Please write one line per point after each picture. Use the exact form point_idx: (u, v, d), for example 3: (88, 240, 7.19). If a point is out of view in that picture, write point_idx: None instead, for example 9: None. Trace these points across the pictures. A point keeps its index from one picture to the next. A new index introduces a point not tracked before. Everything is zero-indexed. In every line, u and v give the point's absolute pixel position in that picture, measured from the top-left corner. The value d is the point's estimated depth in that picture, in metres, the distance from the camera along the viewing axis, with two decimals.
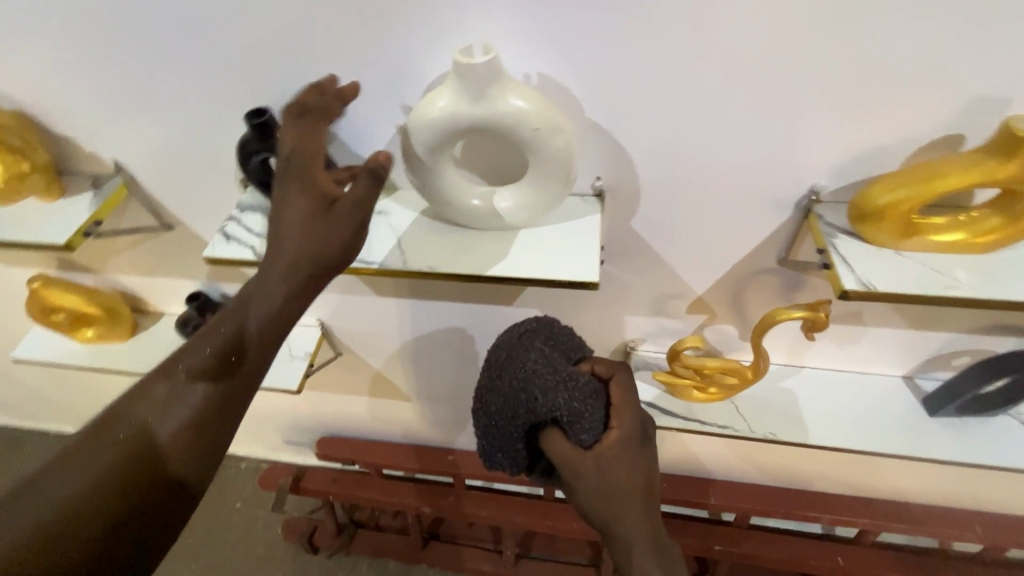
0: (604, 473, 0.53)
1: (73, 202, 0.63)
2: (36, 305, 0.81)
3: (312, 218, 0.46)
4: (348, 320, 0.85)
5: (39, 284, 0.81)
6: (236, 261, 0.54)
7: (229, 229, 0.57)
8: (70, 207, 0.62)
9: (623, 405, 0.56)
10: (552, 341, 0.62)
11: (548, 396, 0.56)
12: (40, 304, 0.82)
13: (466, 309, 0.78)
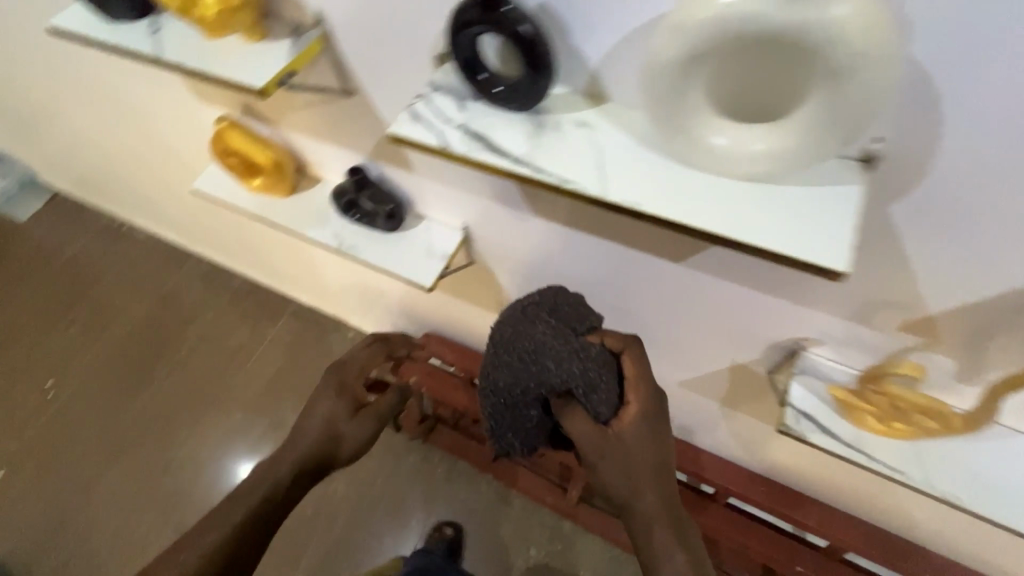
0: (627, 447, 0.58)
1: (273, 50, 0.61)
2: (218, 146, 0.86)
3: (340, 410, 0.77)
4: (492, 231, 0.81)
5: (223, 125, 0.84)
6: (419, 145, 0.49)
7: (417, 108, 0.51)
8: (269, 52, 0.61)
9: (637, 378, 0.60)
10: (556, 311, 0.62)
11: (560, 367, 0.57)
12: (219, 144, 0.86)
13: (621, 255, 0.70)
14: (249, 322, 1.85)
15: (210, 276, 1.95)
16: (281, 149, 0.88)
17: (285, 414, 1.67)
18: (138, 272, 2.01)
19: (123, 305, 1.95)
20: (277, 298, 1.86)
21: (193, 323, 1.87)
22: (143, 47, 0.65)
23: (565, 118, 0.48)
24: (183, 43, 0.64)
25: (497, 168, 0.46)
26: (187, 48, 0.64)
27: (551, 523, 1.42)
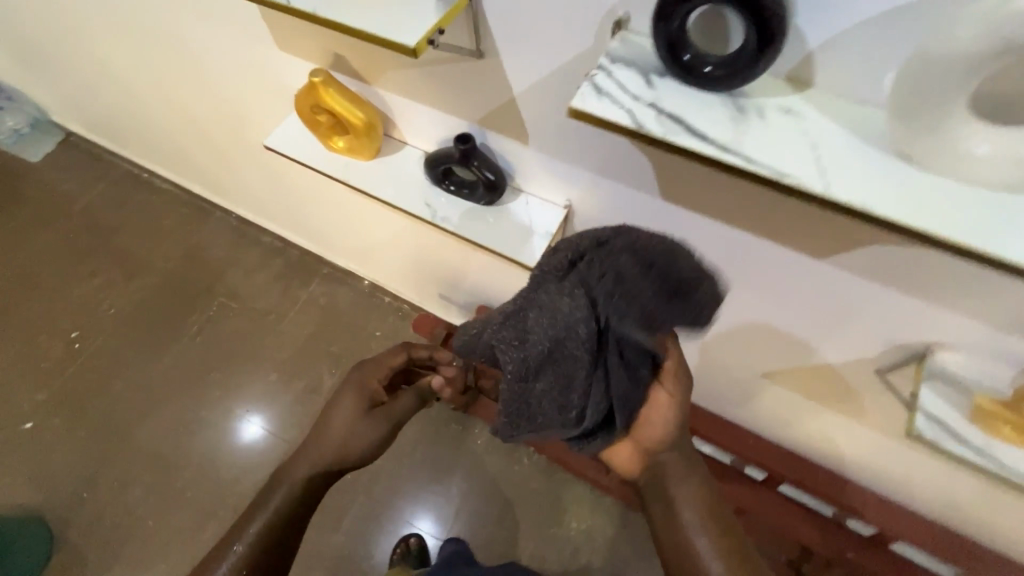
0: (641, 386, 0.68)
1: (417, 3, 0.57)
2: (309, 100, 0.81)
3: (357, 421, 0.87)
4: (598, 211, 0.77)
5: (319, 80, 0.78)
6: (606, 122, 0.46)
7: (599, 81, 0.47)
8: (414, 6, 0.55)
9: None
10: None
11: None
12: (312, 99, 0.80)
13: (750, 246, 0.67)
14: (281, 283, 1.80)
15: (239, 233, 1.90)
16: (372, 108, 0.83)
17: (321, 379, 1.65)
18: (162, 225, 1.94)
19: (147, 258, 1.88)
20: (310, 259, 1.82)
21: (221, 281, 1.82)
22: None
23: (768, 104, 0.45)
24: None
25: (700, 155, 0.43)
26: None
27: (590, 497, 1.44)
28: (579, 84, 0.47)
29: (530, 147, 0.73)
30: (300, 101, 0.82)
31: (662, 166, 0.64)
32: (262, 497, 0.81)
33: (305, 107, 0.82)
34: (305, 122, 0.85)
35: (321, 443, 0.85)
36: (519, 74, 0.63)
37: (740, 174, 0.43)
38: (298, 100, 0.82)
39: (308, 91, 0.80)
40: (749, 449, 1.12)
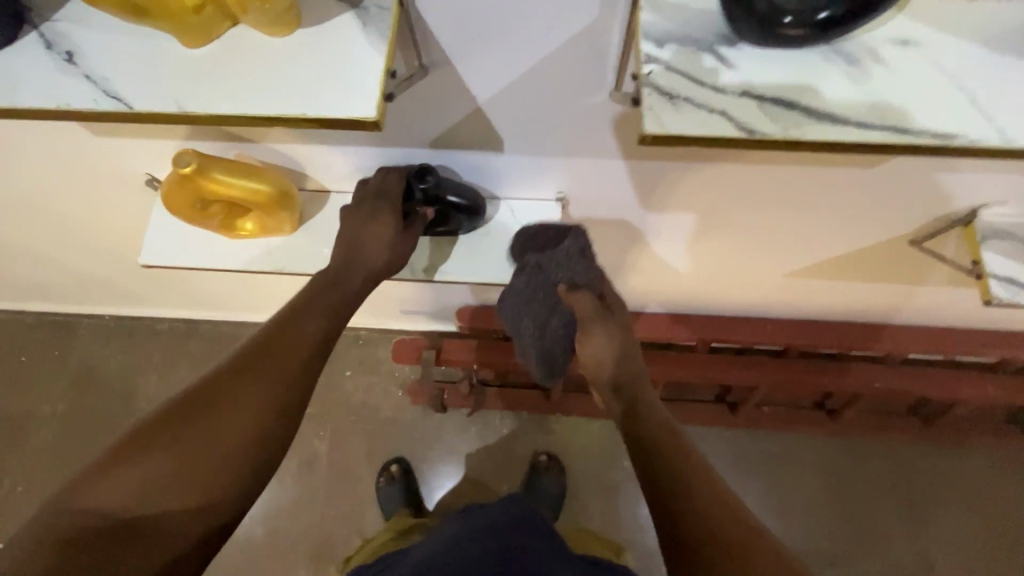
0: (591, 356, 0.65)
1: (330, 31, 0.36)
2: (185, 195, 0.57)
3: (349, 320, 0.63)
4: (600, 192, 0.66)
5: (190, 169, 0.54)
6: (702, 135, 0.32)
7: (662, 80, 0.33)
8: (332, 47, 0.36)
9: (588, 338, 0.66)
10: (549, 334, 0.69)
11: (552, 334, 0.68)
12: (191, 193, 0.57)
13: (786, 182, 0.61)
14: (210, 366, 1.53)
15: (127, 333, 1.56)
16: (272, 171, 0.61)
17: (311, 447, 1.46)
18: (21, 362, 1.54)
19: (25, 408, 1.51)
20: (229, 327, 1.54)
21: (137, 394, 1.52)
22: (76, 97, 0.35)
23: (878, 38, 0.34)
24: (132, 66, 0.36)
25: (841, 142, 0.32)
26: (151, 74, 0.36)
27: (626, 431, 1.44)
28: (639, 97, 0.33)
29: (508, 152, 0.58)
30: (171, 196, 0.58)
31: None
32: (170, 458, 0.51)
33: (182, 203, 0.58)
34: (186, 219, 0.61)
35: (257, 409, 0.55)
36: (483, 74, 0.47)
37: (899, 149, 0.32)
38: (168, 197, 0.58)
39: (186, 184, 0.56)
40: (770, 334, 1.15)
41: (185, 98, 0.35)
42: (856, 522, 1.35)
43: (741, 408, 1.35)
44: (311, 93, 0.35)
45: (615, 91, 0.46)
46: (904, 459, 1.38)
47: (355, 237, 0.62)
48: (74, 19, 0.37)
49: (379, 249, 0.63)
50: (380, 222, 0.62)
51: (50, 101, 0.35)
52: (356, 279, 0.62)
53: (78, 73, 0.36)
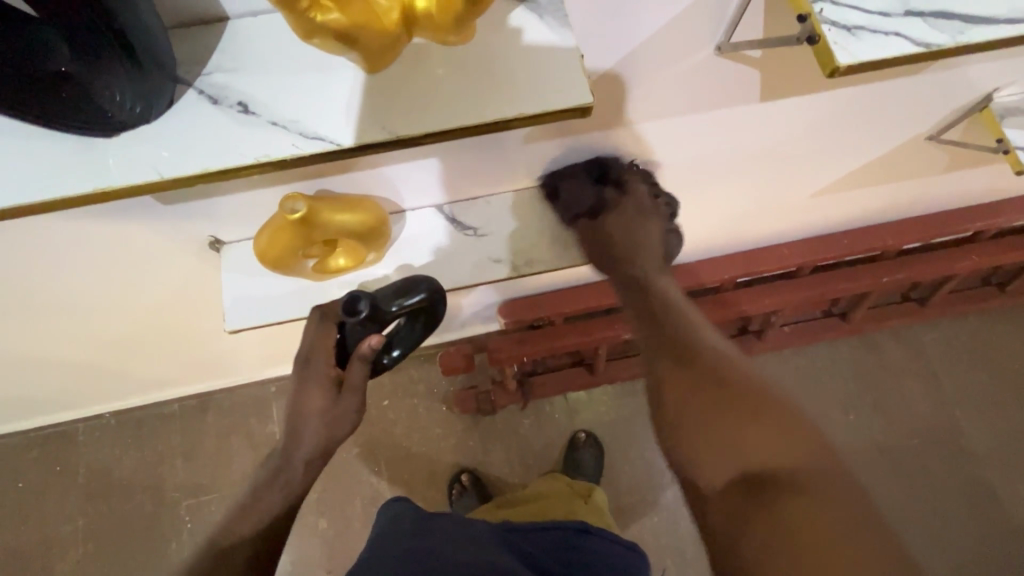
0: (635, 229, 0.70)
1: (499, 28, 0.41)
2: (293, 242, 0.54)
3: (333, 409, 0.64)
4: (670, 150, 0.69)
5: (303, 212, 0.52)
6: (885, 57, 0.35)
7: (834, 15, 0.36)
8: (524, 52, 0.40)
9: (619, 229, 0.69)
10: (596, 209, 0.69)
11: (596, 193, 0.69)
12: (301, 238, 0.54)
13: (835, 103, 0.67)
14: (237, 434, 1.44)
15: (133, 425, 1.44)
16: (364, 197, 0.61)
17: (369, 485, 1.41)
18: (19, 488, 1.40)
19: (42, 536, 1.37)
20: (246, 388, 1.45)
21: (164, 484, 1.41)
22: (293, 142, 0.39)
23: None
24: (315, 106, 0.39)
25: (999, 41, 0.36)
26: (350, 108, 0.40)
27: None
28: (823, 34, 0.36)
29: (597, 129, 0.61)
30: (267, 249, 0.55)
31: (774, 65, 0.55)
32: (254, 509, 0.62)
33: (280, 254, 0.55)
34: (281, 270, 0.58)
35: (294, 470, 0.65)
36: (600, 50, 0.48)
37: None
38: (265, 250, 0.55)
39: (287, 233, 0.53)
40: (789, 257, 1.22)
41: (393, 124, 0.40)
42: (887, 407, 1.48)
43: (766, 332, 1.44)
44: (511, 95, 0.39)
45: (721, 47, 0.50)
46: (910, 341, 1.52)
47: (298, 410, 0.64)
48: (227, 68, 0.39)
49: (313, 418, 0.64)
50: (314, 390, 0.64)
51: (256, 156, 0.39)
52: (305, 451, 0.65)
53: (267, 122, 0.39)
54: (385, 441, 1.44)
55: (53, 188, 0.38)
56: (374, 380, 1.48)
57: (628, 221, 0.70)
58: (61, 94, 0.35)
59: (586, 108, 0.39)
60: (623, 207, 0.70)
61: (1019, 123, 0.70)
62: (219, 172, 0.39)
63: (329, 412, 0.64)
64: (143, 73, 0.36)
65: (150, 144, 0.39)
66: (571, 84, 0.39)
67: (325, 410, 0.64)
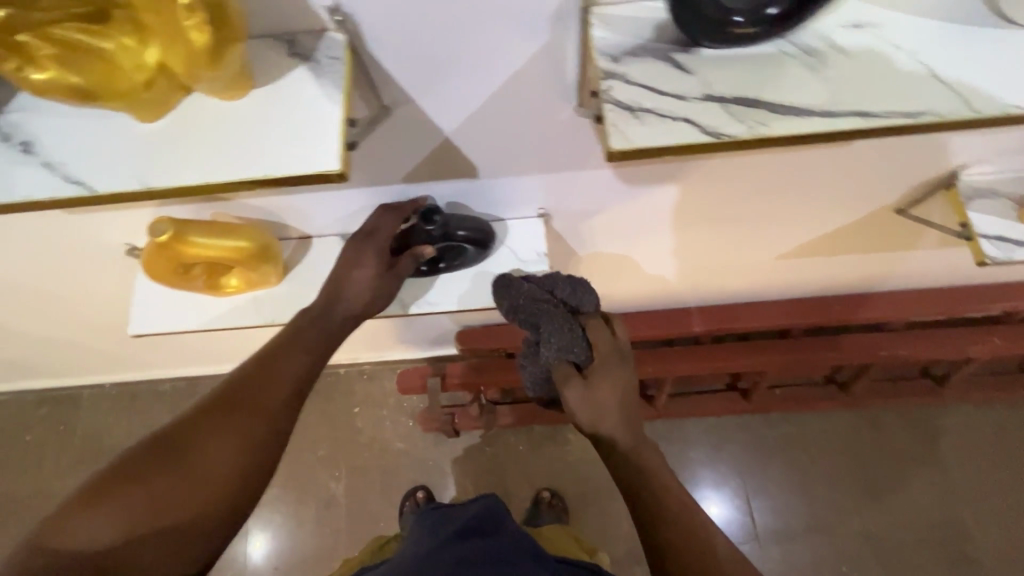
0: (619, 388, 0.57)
1: (281, 87, 0.41)
2: (167, 259, 0.58)
3: (376, 285, 0.60)
4: (583, 201, 0.66)
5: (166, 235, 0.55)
6: (671, 144, 0.35)
7: (626, 96, 0.36)
8: (293, 112, 0.41)
9: (607, 381, 0.57)
10: (571, 337, 0.57)
11: (563, 325, 0.58)
12: (171, 258, 0.58)
13: (761, 169, 0.62)
14: None
15: (130, 398, 1.55)
16: (253, 225, 0.63)
17: (328, 489, 1.44)
18: (27, 441, 1.53)
19: (38, 489, 1.50)
20: None
21: None
22: (61, 183, 0.40)
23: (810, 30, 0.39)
24: (100, 151, 0.42)
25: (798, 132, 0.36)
26: (128, 155, 0.41)
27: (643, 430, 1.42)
28: (604, 115, 0.36)
29: (484, 176, 0.60)
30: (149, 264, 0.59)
31: None
32: (162, 449, 0.49)
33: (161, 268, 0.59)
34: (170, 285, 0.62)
35: (240, 411, 0.52)
36: (443, 106, 0.48)
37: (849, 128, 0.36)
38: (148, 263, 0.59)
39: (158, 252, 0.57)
40: (772, 316, 1.14)
41: (145, 173, 0.41)
42: (887, 492, 1.33)
43: (752, 392, 1.34)
44: (269, 156, 0.40)
45: (578, 108, 0.48)
46: (923, 423, 1.36)
47: (346, 277, 0.59)
48: (25, 109, 0.42)
49: (363, 283, 0.59)
50: (366, 264, 0.60)
51: (14, 194, 0.41)
52: (347, 315, 0.59)
53: (36, 161, 0.41)
54: (350, 446, 1.47)
55: None
56: (348, 387, 1.51)
57: (615, 385, 0.57)
58: None
59: (328, 175, 0.39)
60: (614, 357, 0.58)
61: (985, 207, 0.62)
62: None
63: (364, 288, 0.59)
64: None
65: None
66: (311, 151, 0.40)
67: (370, 284, 0.59)
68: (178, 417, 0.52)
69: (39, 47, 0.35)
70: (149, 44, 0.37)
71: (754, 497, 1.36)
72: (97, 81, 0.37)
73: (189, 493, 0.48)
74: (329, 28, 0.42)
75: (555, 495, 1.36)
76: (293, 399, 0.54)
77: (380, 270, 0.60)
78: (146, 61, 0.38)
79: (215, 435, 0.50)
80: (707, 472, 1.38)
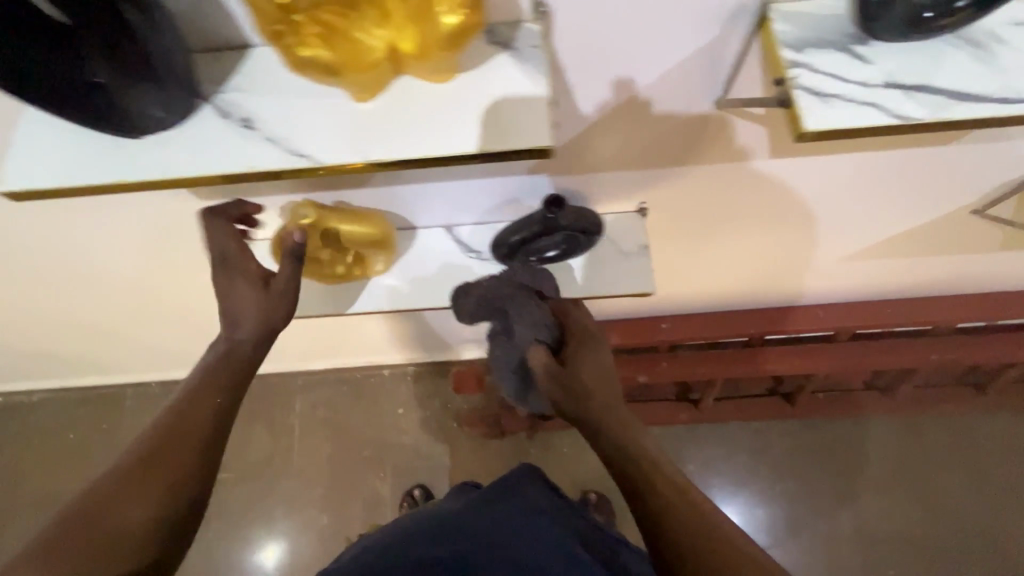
0: (590, 362, 0.59)
1: (486, 72, 0.44)
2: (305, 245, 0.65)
3: (261, 302, 0.59)
4: (687, 199, 0.68)
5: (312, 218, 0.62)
6: (855, 126, 0.39)
7: (813, 83, 0.40)
8: (500, 95, 0.44)
9: (579, 356, 0.60)
10: (534, 317, 0.60)
11: (532, 306, 0.61)
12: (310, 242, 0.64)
13: (861, 168, 0.64)
14: (260, 420, 1.52)
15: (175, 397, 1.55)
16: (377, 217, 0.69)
17: (373, 490, 1.45)
18: (71, 438, 1.54)
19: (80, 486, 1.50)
20: (276, 378, 1.54)
21: None
22: (288, 156, 0.44)
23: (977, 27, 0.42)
24: (318, 128, 0.45)
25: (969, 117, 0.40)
26: (344, 132, 0.44)
27: (689, 435, 1.42)
28: (795, 101, 0.39)
29: (605, 170, 0.60)
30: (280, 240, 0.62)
31: (780, 125, 0.54)
32: (70, 516, 0.48)
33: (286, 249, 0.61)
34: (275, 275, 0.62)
35: (139, 461, 0.51)
36: (596, 94, 0.49)
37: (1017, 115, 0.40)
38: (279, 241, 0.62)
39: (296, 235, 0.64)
40: (824, 321, 1.17)
41: (365, 147, 0.44)
42: (930, 499, 1.34)
43: (796, 397, 1.36)
44: (484, 131, 0.43)
45: (718, 103, 0.50)
46: (963, 431, 1.38)
47: (225, 301, 0.59)
48: (240, 89, 0.45)
49: (246, 304, 0.58)
50: (238, 284, 0.59)
51: (240, 163, 0.44)
52: (239, 335, 0.58)
53: (263, 137, 0.44)
54: (395, 448, 1.47)
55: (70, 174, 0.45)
56: (393, 388, 1.52)
57: (586, 358, 0.59)
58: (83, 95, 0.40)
59: (544, 151, 0.43)
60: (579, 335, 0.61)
61: None
62: (214, 175, 0.44)
63: (257, 308, 0.59)
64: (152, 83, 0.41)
65: (160, 148, 0.46)
66: (515, 130, 0.43)
67: (254, 300, 0.58)
68: (105, 476, 0.51)
69: (305, 27, 0.38)
70: (384, 27, 0.40)
71: (798, 503, 1.36)
72: (343, 63, 0.40)
73: (106, 553, 0.47)
74: (524, 18, 0.44)
75: (601, 499, 1.37)
76: (207, 430, 0.54)
77: (258, 288, 0.59)
78: (385, 51, 0.40)
79: (123, 492, 0.50)
80: (751, 478, 1.38)
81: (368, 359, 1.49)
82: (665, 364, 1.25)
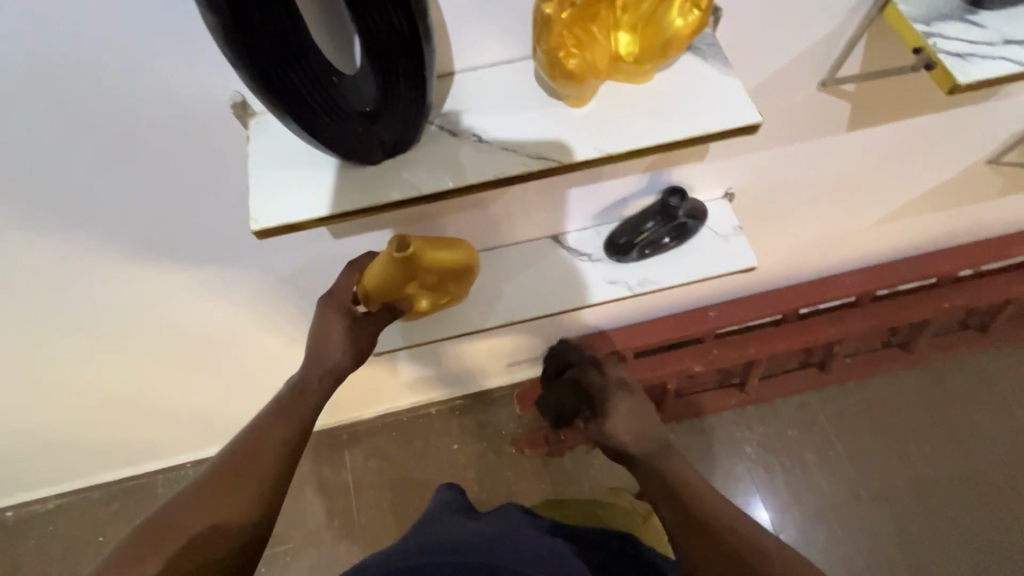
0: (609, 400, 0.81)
1: (679, 64, 0.48)
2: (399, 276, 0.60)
3: (351, 335, 0.62)
4: (768, 181, 0.75)
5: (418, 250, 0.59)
6: (996, 80, 0.46)
7: (950, 46, 0.47)
8: (699, 83, 0.47)
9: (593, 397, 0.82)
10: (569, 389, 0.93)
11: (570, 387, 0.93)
12: (405, 275, 0.60)
13: (909, 134, 0.73)
14: (311, 481, 1.46)
15: None
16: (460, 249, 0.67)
17: None
18: (100, 542, 1.40)
19: None
20: (321, 436, 1.49)
21: None
22: (525, 160, 0.46)
23: None
24: (542, 134, 0.47)
25: None
26: (569, 134, 0.47)
27: (741, 420, 1.47)
28: (942, 61, 0.46)
29: (707, 158, 0.66)
30: (371, 296, 0.63)
31: (862, 101, 0.63)
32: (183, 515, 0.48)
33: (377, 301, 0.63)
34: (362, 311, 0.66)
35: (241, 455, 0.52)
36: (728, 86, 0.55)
37: None
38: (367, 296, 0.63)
39: (389, 267, 0.59)
40: (850, 286, 1.23)
41: (596, 143, 0.46)
42: (962, 435, 1.45)
43: (829, 363, 1.45)
44: (700, 115, 0.46)
45: (820, 84, 0.58)
46: (975, 371, 1.51)
47: (318, 338, 0.61)
48: (459, 108, 0.47)
49: (337, 336, 0.61)
50: (334, 318, 0.62)
51: (494, 172, 0.46)
52: (320, 370, 0.60)
53: (498, 147, 0.47)
54: (458, 483, 1.45)
55: (305, 211, 0.46)
56: (444, 425, 1.50)
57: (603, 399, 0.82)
58: (324, 119, 0.41)
59: (757, 125, 0.45)
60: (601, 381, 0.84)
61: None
62: (462, 191, 0.46)
63: (347, 339, 0.62)
64: (382, 100, 0.42)
65: (380, 177, 0.47)
66: (739, 107, 0.46)
67: (343, 331, 0.62)
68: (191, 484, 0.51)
69: (563, 38, 0.40)
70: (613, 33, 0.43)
71: (852, 464, 1.43)
72: (590, 70, 0.42)
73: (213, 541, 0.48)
74: None
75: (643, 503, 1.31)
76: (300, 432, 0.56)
77: (351, 323, 0.62)
78: (627, 51, 0.42)
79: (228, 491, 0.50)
80: (806, 450, 1.44)
81: (415, 399, 1.47)
82: (715, 352, 1.29)
